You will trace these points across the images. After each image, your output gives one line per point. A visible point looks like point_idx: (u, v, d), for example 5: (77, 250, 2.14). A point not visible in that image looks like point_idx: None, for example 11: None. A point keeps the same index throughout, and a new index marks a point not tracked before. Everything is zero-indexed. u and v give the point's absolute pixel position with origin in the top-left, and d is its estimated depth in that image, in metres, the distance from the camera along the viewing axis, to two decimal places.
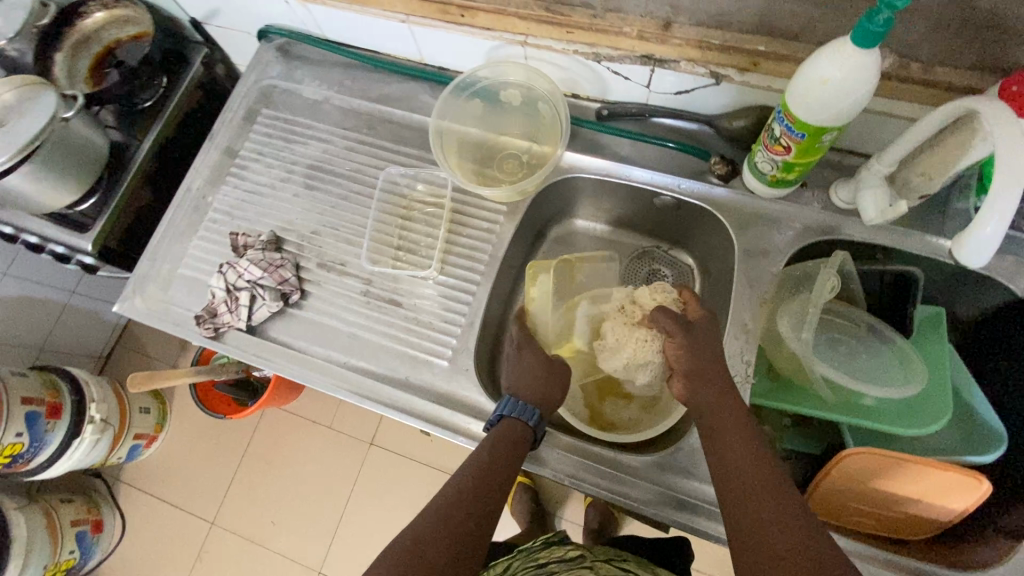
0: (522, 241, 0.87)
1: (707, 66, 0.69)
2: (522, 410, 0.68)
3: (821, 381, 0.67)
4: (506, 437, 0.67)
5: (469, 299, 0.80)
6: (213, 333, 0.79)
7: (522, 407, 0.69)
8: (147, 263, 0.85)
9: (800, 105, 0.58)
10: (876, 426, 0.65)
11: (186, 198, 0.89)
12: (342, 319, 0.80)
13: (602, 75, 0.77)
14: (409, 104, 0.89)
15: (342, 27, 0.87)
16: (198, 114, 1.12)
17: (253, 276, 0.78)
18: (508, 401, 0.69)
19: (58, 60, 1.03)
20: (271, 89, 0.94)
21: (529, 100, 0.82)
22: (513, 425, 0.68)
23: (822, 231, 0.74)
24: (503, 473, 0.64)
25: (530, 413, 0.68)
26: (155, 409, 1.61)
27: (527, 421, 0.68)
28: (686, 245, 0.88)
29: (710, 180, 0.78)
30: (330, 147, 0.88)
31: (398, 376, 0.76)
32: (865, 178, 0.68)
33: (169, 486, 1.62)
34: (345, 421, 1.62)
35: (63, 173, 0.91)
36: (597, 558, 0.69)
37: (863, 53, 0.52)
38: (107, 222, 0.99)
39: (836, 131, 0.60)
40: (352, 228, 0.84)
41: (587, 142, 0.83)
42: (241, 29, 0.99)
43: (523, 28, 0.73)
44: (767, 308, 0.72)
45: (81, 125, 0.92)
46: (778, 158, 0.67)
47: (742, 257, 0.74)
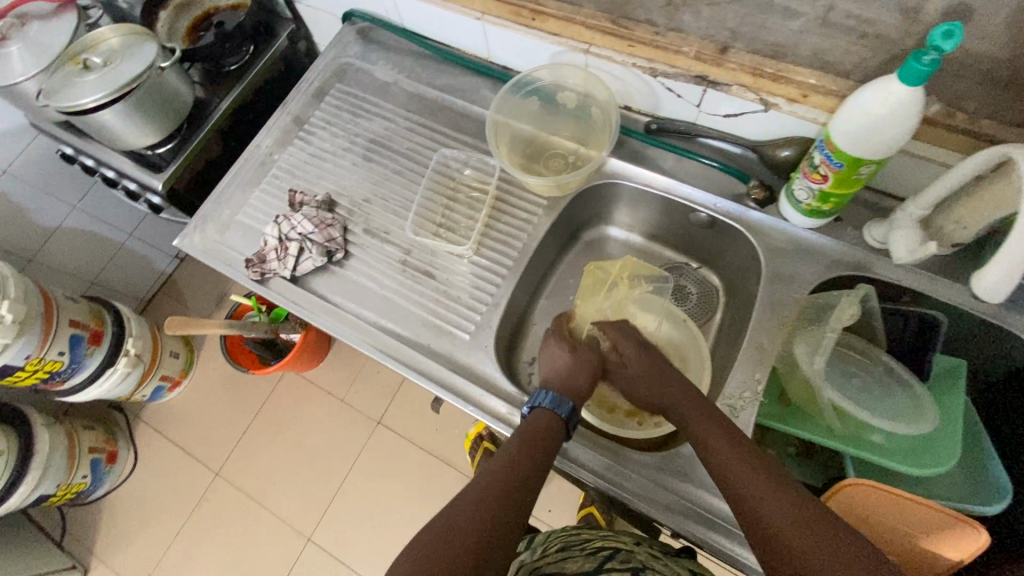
0: (556, 238, 0.91)
1: (758, 93, 0.73)
2: (555, 403, 0.71)
3: (829, 408, 0.68)
4: (534, 432, 0.68)
5: (498, 282, 0.84)
6: (260, 277, 0.85)
7: (556, 398, 0.71)
8: (210, 205, 0.92)
9: (843, 136, 0.61)
10: (879, 460, 0.65)
11: (255, 153, 0.96)
12: (378, 282, 0.85)
13: (656, 90, 0.82)
14: (471, 96, 0.94)
15: (421, 19, 0.94)
16: (275, 84, 1.20)
17: (304, 230, 0.84)
18: (541, 394, 0.72)
19: (161, 18, 1.13)
20: (347, 67, 1.01)
21: (583, 105, 0.87)
22: (540, 418, 0.70)
23: (850, 266, 0.75)
24: (534, 467, 0.65)
25: (564, 406, 0.71)
26: (184, 355, 1.69)
27: (560, 415, 0.70)
28: (714, 265, 0.90)
29: (747, 203, 0.81)
30: (392, 126, 0.95)
31: (420, 342, 0.80)
32: (899, 219, 0.69)
33: (183, 430, 1.69)
34: (358, 397, 1.67)
35: (149, 116, 1.00)
36: (636, 555, 0.71)
37: (908, 91, 0.56)
38: (178, 166, 1.08)
39: (874, 164, 0.62)
40: (401, 201, 0.89)
41: (632, 151, 0.87)
42: (328, 11, 1.07)
43: (588, 36, 0.79)
44: (786, 332, 0.73)
45: (173, 76, 1.01)
46: (815, 187, 0.69)
47: (767, 280, 0.76)
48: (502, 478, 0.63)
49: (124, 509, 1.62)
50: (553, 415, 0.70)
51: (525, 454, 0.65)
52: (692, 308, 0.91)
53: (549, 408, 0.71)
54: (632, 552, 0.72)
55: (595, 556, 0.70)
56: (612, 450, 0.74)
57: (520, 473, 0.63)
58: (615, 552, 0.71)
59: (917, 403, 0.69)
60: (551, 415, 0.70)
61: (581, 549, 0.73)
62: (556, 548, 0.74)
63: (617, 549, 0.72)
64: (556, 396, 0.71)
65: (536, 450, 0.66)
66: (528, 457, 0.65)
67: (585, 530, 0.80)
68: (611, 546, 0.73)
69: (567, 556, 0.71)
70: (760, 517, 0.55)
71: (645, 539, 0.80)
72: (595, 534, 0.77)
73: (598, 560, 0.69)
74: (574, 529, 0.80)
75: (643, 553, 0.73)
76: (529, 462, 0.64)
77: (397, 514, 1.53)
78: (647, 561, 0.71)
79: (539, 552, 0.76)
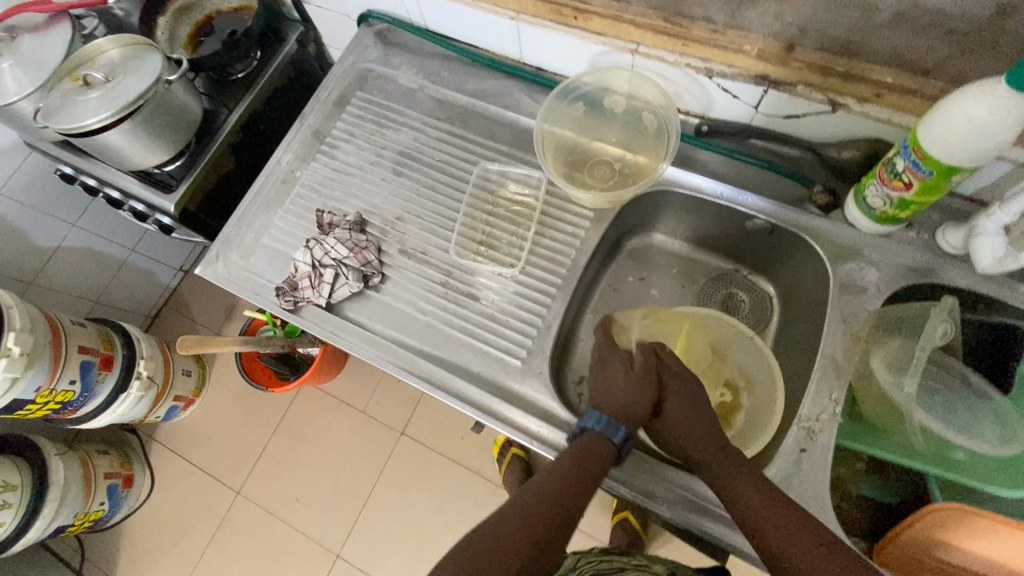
0: (602, 250, 0.87)
1: (826, 93, 0.68)
2: (608, 428, 0.65)
3: (914, 429, 0.65)
4: (578, 456, 0.63)
5: (547, 302, 0.79)
6: (292, 307, 0.79)
7: (607, 422, 0.65)
8: (232, 229, 0.86)
9: (938, 142, 0.56)
10: (968, 483, 0.62)
11: (275, 170, 0.90)
12: (419, 307, 0.80)
13: (709, 91, 0.77)
14: (504, 101, 0.89)
15: (448, 19, 0.88)
16: (286, 91, 1.13)
17: (338, 255, 0.78)
18: (590, 416, 0.66)
19: (160, 24, 1.07)
20: (367, 73, 0.95)
21: (628, 109, 0.82)
22: (588, 443, 0.64)
23: (923, 273, 0.71)
24: (578, 493, 0.60)
25: (615, 431, 0.65)
26: (196, 373, 1.64)
27: (611, 439, 0.64)
28: (768, 272, 0.86)
29: (808, 209, 0.77)
30: (421, 136, 0.89)
31: (470, 370, 0.76)
32: (982, 225, 0.65)
33: (201, 450, 1.64)
34: (378, 407, 1.63)
35: (158, 134, 0.93)
36: None
37: (1015, 96, 0.51)
38: (189, 186, 1.01)
39: (967, 172, 0.58)
40: (437, 218, 0.84)
41: (681, 156, 0.82)
42: (343, 12, 1.00)
43: (636, 36, 0.74)
44: (860, 346, 0.70)
45: (181, 90, 0.94)
46: (894, 193, 0.65)
47: (837, 290, 0.72)
48: (540, 500, 0.58)
49: (143, 533, 1.58)
50: (601, 440, 0.64)
51: (568, 479, 0.60)
52: (744, 318, 0.87)
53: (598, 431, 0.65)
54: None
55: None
56: (685, 482, 0.70)
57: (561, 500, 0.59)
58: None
59: (1003, 419, 0.66)
60: (601, 439, 0.65)
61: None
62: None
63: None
64: (610, 421, 0.64)
65: (582, 475, 0.61)
66: (572, 482, 0.60)
67: (612, 556, 0.76)
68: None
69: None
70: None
71: (675, 565, 0.76)
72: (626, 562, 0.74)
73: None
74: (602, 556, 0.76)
75: None
76: (571, 486, 0.60)
77: (426, 526, 1.50)
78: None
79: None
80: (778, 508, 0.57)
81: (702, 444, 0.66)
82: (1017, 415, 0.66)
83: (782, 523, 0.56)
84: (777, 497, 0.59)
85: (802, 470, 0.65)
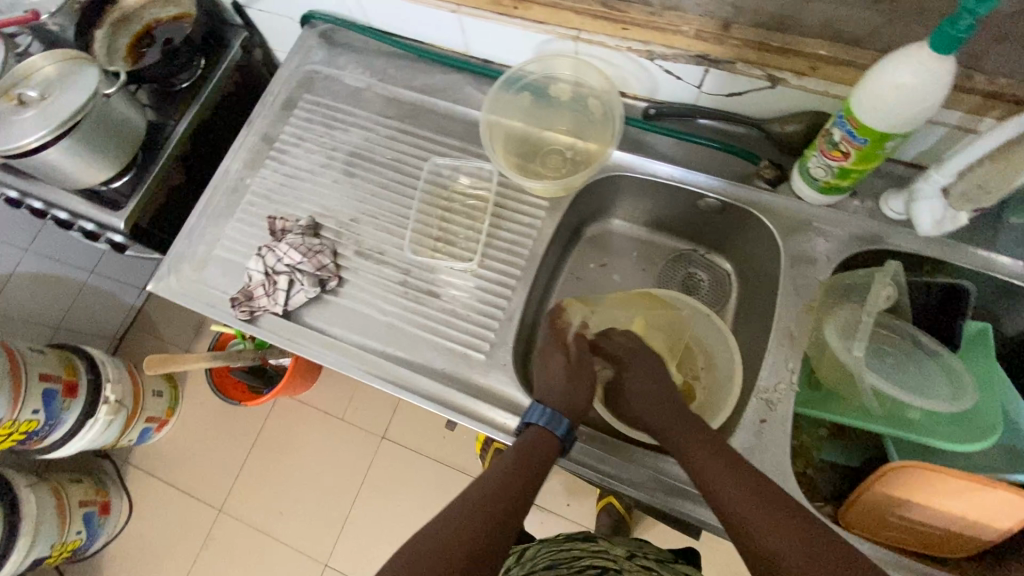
0: (561, 238, 0.87)
1: (765, 69, 0.69)
2: (550, 420, 0.66)
3: (868, 391, 0.67)
4: (528, 450, 0.64)
5: (508, 294, 0.79)
6: (249, 316, 0.78)
7: (550, 415, 0.66)
8: (183, 242, 0.84)
9: (869, 110, 0.57)
10: (924, 439, 0.64)
11: (224, 179, 0.88)
12: (380, 308, 0.79)
13: (653, 74, 0.77)
14: (453, 95, 0.88)
15: (390, 15, 0.87)
16: (234, 98, 1.11)
17: (292, 261, 0.77)
18: (535, 410, 0.66)
19: (97, 37, 1.03)
20: (313, 75, 0.93)
21: (575, 96, 0.82)
22: (534, 436, 0.65)
23: (869, 240, 0.73)
24: (526, 487, 0.61)
25: (559, 425, 0.66)
26: (168, 393, 1.60)
27: (553, 432, 0.65)
28: (724, 250, 0.87)
29: (757, 184, 0.77)
30: (371, 135, 0.88)
31: (434, 368, 0.76)
32: (921, 189, 0.67)
33: (178, 470, 1.61)
34: (357, 413, 1.61)
35: (100, 149, 0.90)
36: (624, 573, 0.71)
37: (939, 59, 0.52)
38: (139, 201, 0.99)
39: (900, 138, 0.59)
40: (391, 216, 0.83)
41: (632, 140, 0.82)
42: (285, 14, 0.98)
43: (577, 23, 0.73)
44: (813, 316, 0.71)
45: (121, 102, 0.91)
46: (834, 164, 0.66)
47: (788, 262, 0.74)
48: (488, 497, 0.59)
49: (124, 560, 1.55)
50: (548, 433, 0.65)
51: (516, 475, 0.61)
52: (704, 297, 0.88)
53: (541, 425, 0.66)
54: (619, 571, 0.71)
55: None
56: (651, 461, 0.69)
57: (508, 496, 0.60)
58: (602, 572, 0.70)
59: (952, 374, 0.68)
60: (546, 433, 0.65)
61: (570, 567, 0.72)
62: (544, 567, 0.73)
63: (605, 568, 0.72)
64: (551, 413, 0.65)
65: (529, 471, 0.62)
66: (520, 478, 0.61)
67: (575, 542, 0.79)
68: (599, 564, 0.72)
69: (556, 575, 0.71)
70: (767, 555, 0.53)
71: (637, 548, 0.79)
72: (585, 548, 0.76)
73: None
74: (565, 543, 0.79)
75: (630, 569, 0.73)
76: (519, 482, 0.61)
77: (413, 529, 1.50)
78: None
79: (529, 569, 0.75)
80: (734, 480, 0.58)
81: (661, 418, 0.68)
82: (964, 370, 0.68)
83: (737, 493, 0.57)
84: (734, 462, 0.60)
85: (763, 440, 0.67)
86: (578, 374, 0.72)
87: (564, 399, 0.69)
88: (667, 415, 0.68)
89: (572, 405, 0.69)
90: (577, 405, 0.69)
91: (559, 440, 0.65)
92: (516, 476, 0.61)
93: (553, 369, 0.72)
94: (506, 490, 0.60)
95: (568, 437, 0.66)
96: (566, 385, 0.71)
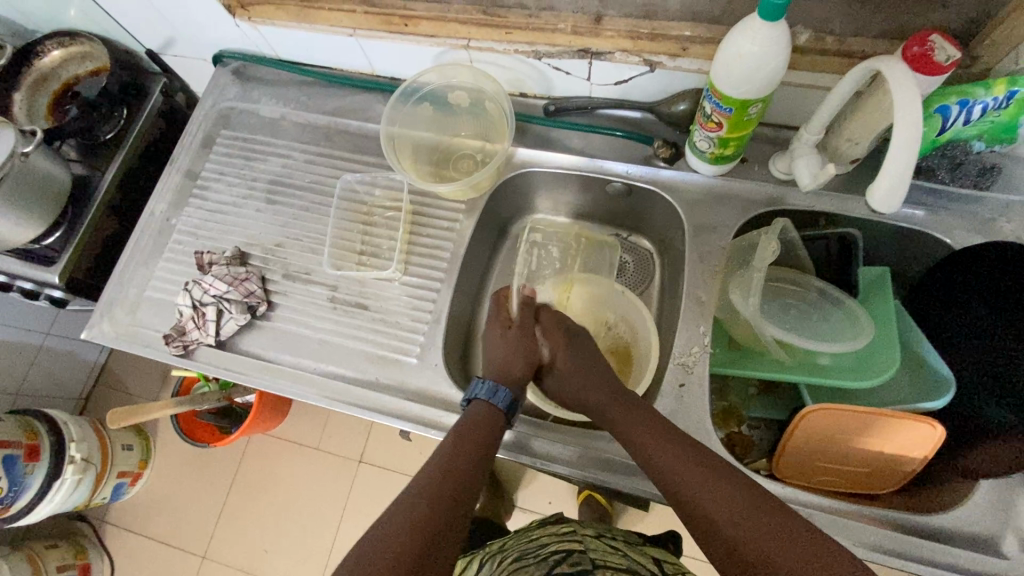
0: (484, 238, 0.90)
1: (641, 55, 0.73)
2: (491, 393, 0.67)
3: (774, 344, 0.70)
4: (470, 428, 0.64)
5: (435, 296, 0.81)
6: (183, 351, 0.80)
7: (490, 387, 0.67)
8: (114, 287, 0.86)
9: (724, 82, 0.61)
10: (831, 382, 0.67)
11: (150, 222, 0.90)
12: (311, 326, 0.81)
13: (545, 72, 0.81)
14: (364, 114, 0.91)
15: (294, 46, 0.90)
16: (161, 143, 1.13)
17: (218, 291, 0.79)
18: (477, 385, 0.68)
19: (16, 99, 1.05)
20: (229, 111, 0.96)
21: (476, 101, 0.85)
22: (477, 412, 0.66)
23: (765, 203, 0.77)
24: (475, 464, 0.61)
25: (502, 396, 0.67)
26: (138, 445, 1.56)
27: (496, 405, 0.67)
28: (642, 230, 0.91)
29: (657, 163, 0.81)
30: (290, 162, 0.90)
31: (368, 378, 0.77)
32: (797, 149, 0.71)
33: (155, 524, 1.57)
34: (332, 441, 1.56)
35: (26, 207, 0.91)
36: (589, 556, 0.66)
37: (769, 25, 0.56)
38: (73, 253, 1.00)
39: (761, 103, 0.63)
40: (315, 237, 0.85)
41: (537, 137, 0.86)
42: (197, 57, 1.01)
43: (464, 32, 0.78)
44: (719, 281, 0.75)
45: (43, 160, 0.92)
46: (713, 135, 0.70)
47: (692, 233, 0.78)
48: (438, 478, 0.58)
49: None
50: (491, 410, 0.66)
51: (463, 454, 0.61)
52: (630, 278, 0.91)
53: (488, 399, 0.67)
54: (585, 552, 0.67)
55: (546, 562, 0.65)
56: (583, 437, 0.72)
57: (459, 476, 0.59)
58: (567, 554, 0.66)
59: (852, 317, 0.72)
60: (488, 407, 0.66)
61: (534, 556, 0.68)
62: (510, 560, 0.69)
63: (570, 550, 0.67)
64: (491, 386, 0.67)
65: (476, 448, 0.62)
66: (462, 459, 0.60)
67: (544, 531, 0.75)
68: (564, 548, 0.68)
69: (520, 567, 0.66)
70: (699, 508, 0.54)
71: (606, 532, 0.75)
72: (551, 536, 0.72)
73: (548, 566, 0.64)
74: (533, 534, 0.75)
75: (598, 551, 0.68)
76: (466, 461, 0.60)
77: None
78: (602, 559, 0.65)
79: (495, 566, 0.70)
80: (667, 438, 0.60)
81: (603, 400, 0.68)
82: (863, 311, 0.71)
83: (669, 451, 0.59)
84: (670, 433, 0.61)
85: (684, 403, 0.70)
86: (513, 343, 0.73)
87: (502, 371, 0.70)
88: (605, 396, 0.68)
89: (505, 372, 0.70)
90: (515, 375, 0.70)
91: (502, 411, 0.67)
92: (463, 456, 0.61)
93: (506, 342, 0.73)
94: (454, 470, 0.59)
95: (512, 408, 0.67)
96: (503, 357, 0.72)
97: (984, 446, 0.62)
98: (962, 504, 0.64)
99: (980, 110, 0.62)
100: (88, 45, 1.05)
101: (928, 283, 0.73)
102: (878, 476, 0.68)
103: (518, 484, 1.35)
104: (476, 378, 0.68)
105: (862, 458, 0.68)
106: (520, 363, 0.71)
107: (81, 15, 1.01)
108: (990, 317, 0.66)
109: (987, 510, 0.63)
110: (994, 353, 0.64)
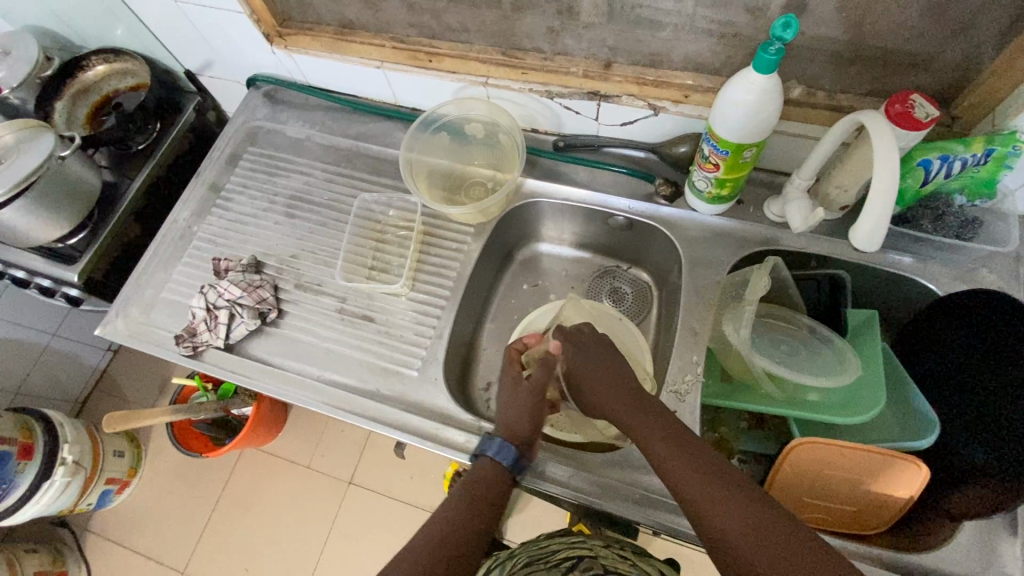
0: (490, 261, 0.93)
1: (645, 99, 0.79)
2: (497, 450, 0.67)
3: (764, 376, 0.72)
4: (479, 484, 0.65)
5: (440, 313, 0.84)
6: (192, 352, 0.82)
7: (499, 447, 0.67)
8: (132, 287, 0.89)
9: (720, 126, 0.67)
10: (818, 417, 0.68)
11: (172, 228, 0.94)
12: (319, 335, 0.83)
13: (557, 111, 0.87)
14: (384, 140, 0.97)
15: (324, 74, 0.96)
16: (188, 155, 1.18)
17: (232, 296, 0.82)
18: (488, 442, 0.69)
19: (57, 107, 1.11)
20: (257, 130, 1.02)
21: (491, 133, 0.91)
22: (482, 469, 0.67)
23: (761, 242, 0.81)
24: (482, 518, 0.63)
25: (509, 456, 0.67)
26: (130, 452, 1.55)
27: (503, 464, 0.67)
28: (642, 262, 0.94)
29: (657, 201, 0.86)
30: (310, 179, 0.96)
31: (370, 387, 0.79)
32: (790, 193, 0.76)
33: (137, 535, 1.53)
34: (324, 460, 1.55)
35: (54, 208, 0.95)
36: (601, 561, 0.68)
37: (764, 78, 0.61)
38: (94, 253, 1.04)
39: (754, 148, 0.68)
40: (329, 251, 0.90)
41: (546, 169, 0.91)
42: (231, 79, 1.08)
43: (484, 70, 0.84)
44: (712, 313, 0.78)
45: (76, 164, 0.97)
46: (710, 175, 0.75)
47: (688, 266, 0.82)
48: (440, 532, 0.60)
49: None
50: (500, 468, 0.67)
51: (470, 510, 0.62)
52: (629, 307, 0.94)
53: (494, 457, 0.67)
54: (597, 557, 0.69)
55: (558, 568, 0.66)
56: (575, 458, 0.73)
57: (462, 529, 0.61)
58: (579, 560, 0.68)
59: (841, 355, 0.74)
60: (493, 465, 0.67)
61: (548, 562, 0.68)
62: (522, 564, 0.70)
63: (583, 556, 0.69)
64: (500, 444, 0.67)
65: (483, 504, 0.63)
66: (469, 512, 0.62)
67: (554, 540, 0.76)
68: (576, 553, 0.70)
69: (533, 570, 0.67)
70: (699, 512, 0.54)
71: (613, 543, 0.75)
72: (563, 544, 0.74)
73: (560, 571, 0.66)
74: (544, 542, 0.76)
75: (610, 557, 0.69)
76: (471, 524, 0.61)
77: None
78: (614, 565, 0.67)
79: (504, 571, 0.70)
80: (670, 439, 0.60)
81: (615, 397, 0.67)
82: (851, 350, 0.73)
83: (667, 452, 0.59)
84: (673, 433, 0.60)
85: None
86: (522, 400, 0.71)
87: (509, 428, 0.69)
88: (614, 385, 0.68)
89: (512, 430, 0.69)
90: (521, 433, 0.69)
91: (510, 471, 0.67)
92: (473, 508, 0.63)
93: (518, 399, 0.71)
94: (464, 523, 0.61)
95: (520, 468, 0.68)
96: (514, 411, 0.70)
97: (967, 490, 0.63)
98: (945, 543, 0.65)
99: (959, 165, 0.66)
100: (130, 63, 1.11)
101: (924, 325, 0.75)
102: (868, 513, 0.69)
103: (509, 512, 1.34)
104: (490, 435, 0.69)
105: (851, 492, 0.68)
106: (527, 423, 0.69)
107: (127, 35, 1.08)
108: (981, 359, 0.67)
109: (970, 553, 0.64)
110: (1000, 396, 0.64)
